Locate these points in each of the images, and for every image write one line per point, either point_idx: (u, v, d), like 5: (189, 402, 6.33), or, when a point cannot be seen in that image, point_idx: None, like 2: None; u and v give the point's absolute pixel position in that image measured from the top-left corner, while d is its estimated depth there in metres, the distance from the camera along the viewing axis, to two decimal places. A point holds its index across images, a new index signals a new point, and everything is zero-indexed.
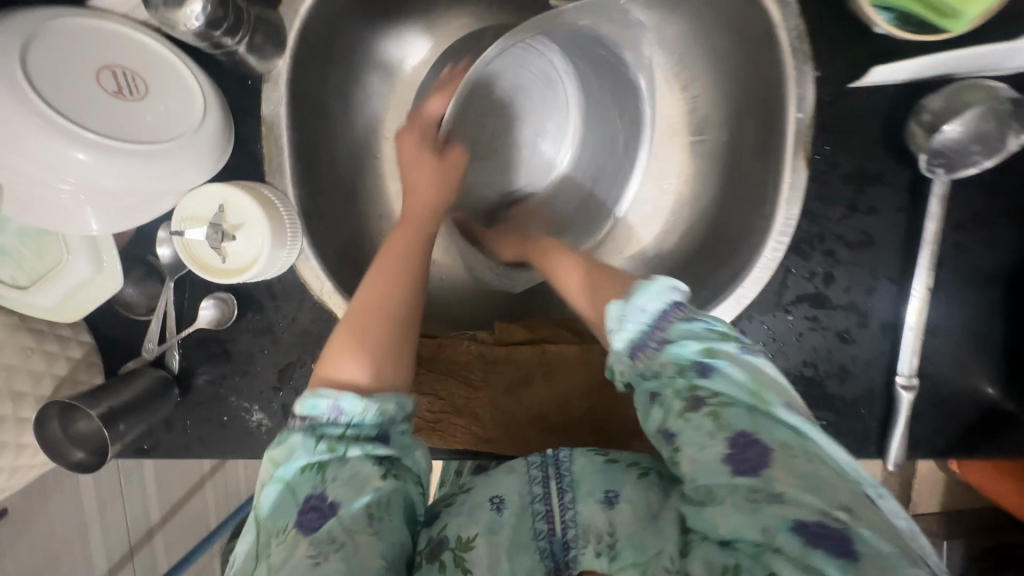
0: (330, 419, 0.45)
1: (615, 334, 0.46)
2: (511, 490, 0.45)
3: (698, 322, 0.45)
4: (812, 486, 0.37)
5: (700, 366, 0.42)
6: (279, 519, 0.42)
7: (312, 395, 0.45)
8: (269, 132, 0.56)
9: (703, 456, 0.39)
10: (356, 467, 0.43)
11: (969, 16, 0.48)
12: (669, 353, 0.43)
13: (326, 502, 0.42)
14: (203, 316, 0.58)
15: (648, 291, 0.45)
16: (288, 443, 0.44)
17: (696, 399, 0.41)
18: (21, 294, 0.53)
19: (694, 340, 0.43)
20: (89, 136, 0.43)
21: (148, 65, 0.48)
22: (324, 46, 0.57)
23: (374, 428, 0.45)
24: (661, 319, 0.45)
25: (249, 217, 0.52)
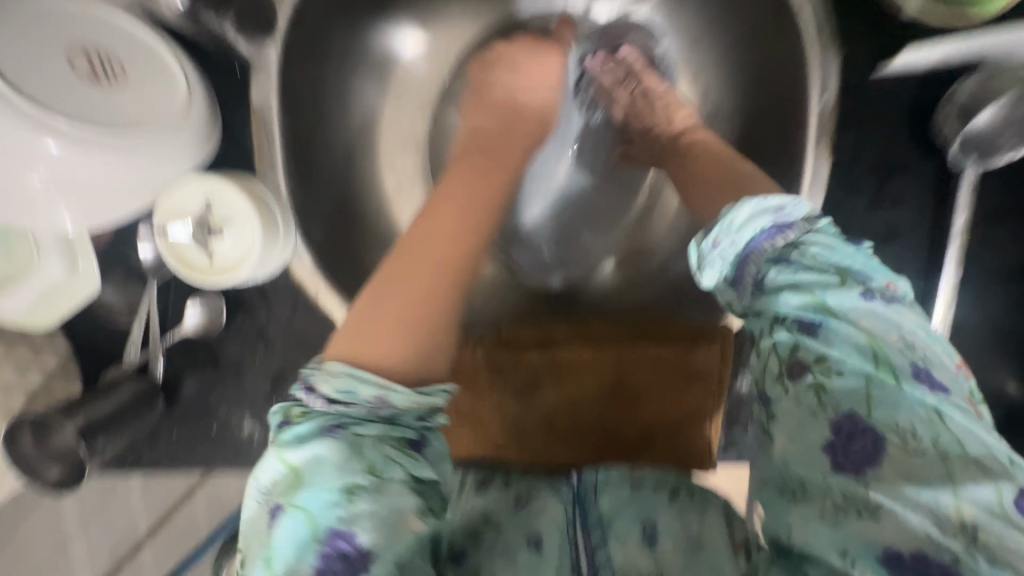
0: (367, 411, 0.35)
1: (700, 279, 0.41)
2: (547, 527, 0.44)
3: (803, 258, 0.36)
4: (923, 499, 0.30)
5: (806, 322, 0.35)
6: (289, 560, 0.31)
7: (348, 376, 0.35)
8: (257, 121, 0.52)
9: (799, 439, 0.33)
10: (398, 496, 0.33)
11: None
12: (763, 291, 0.37)
13: (356, 551, 0.32)
14: (189, 320, 0.55)
15: (726, 224, 0.39)
16: (314, 453, 0.33)
17: (796, 364, 0.34)
18: None
19: (798, 290, 0.35)
20: (59, 123, 0.39)
21: (129, 49, 0.44)
22: (314, 29, 0.53)
23: (413, 432, 0.36)
24: (751, 253, 0.39)
25: (238, 213, 0.49)
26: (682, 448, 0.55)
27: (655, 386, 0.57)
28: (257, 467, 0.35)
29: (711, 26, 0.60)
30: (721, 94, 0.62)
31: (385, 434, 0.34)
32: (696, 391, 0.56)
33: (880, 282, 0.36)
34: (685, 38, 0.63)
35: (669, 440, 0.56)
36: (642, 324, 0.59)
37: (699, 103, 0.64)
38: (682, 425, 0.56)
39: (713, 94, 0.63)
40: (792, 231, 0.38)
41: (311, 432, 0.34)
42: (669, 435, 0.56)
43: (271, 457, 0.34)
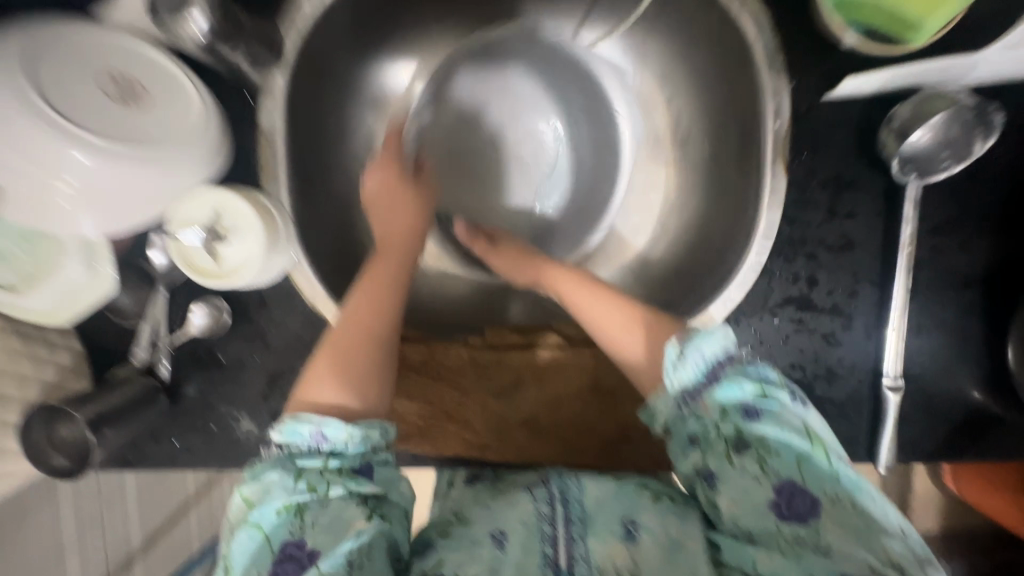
0: (310, 447, 0.44)
1: (668, 379, 0.45)
2: (512, 523, 0.46)
3: (752, 366, 0.45)
4: (860, 542, 0.38)
5: (748, 410, 0.43)
6: (253, 566, 0.40)
7: (291, 422, 0.44)
8: (264, 140, 0.57)
9: (744, 498, 0.41)
10: (338, 510, 0.41)
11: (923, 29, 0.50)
12: (716, 398, 0.43)
13: (304, 551, 0.40)
14: (194, 322, 0.58)
15: (709, 339, 0.45)
16: (262, 485, 0.42)
17: (740, 442, 0.42)
18: (8, 296, 0.48)
19: (747, 385, 0.43)
20: (87, 139, 0.44)
21: (149, 74, 0.50)
22: (318, 60, 0.59)
23: (356, 461, 0.44)
24: (716, 366, 0.45)
25: (244, 224, 0.53)
26: (652, 442, 0.60)
27: (630, 387, 0.60)
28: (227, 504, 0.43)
29: (681, 57, 0.65)
30: (691, 118, 0.67)
31: (325, 465, 0.43)
32: None
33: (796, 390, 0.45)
34: (658, 64, 0.67)
35: (639, 437, 0.60)
36: None
37: (671, 127, 0.69)
38: None
39: (684, 118, 0.68)
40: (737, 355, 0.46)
41: (264, 468, 0.43)
42: (645, 431, 0.60)
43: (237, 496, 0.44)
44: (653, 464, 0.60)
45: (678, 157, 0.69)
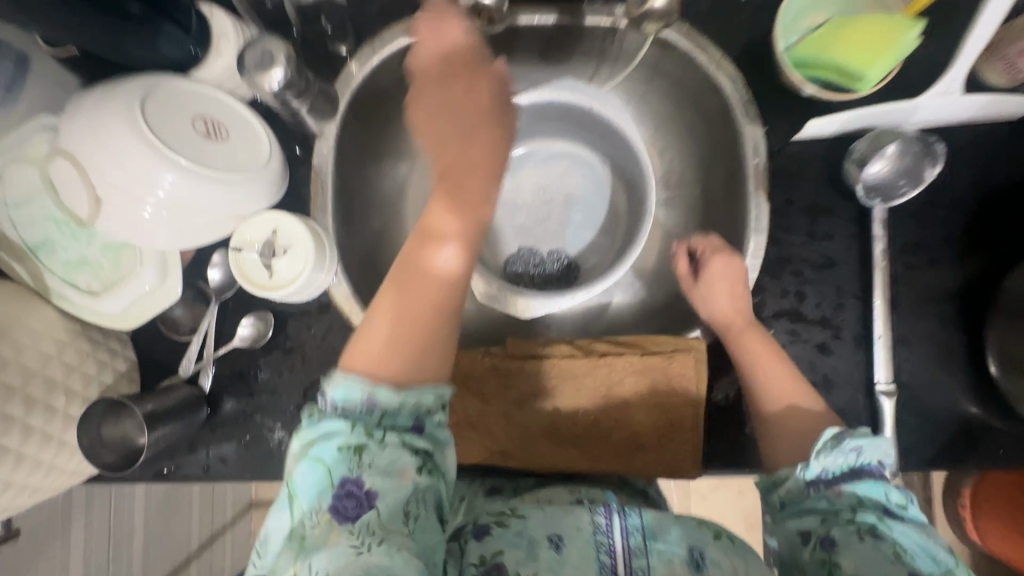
0: (364, 407, 0.46)
1: (815, 458, 0.50)
2: (568, 529, 0.50)
3: (899, 488, 0.49)
4: None
5: (887, 509, 0.47)
6: (313, 499, 0.43)
7: (346, 382, 0.46)
8: (316, 176, 0.66)
9: (870, 565, 0.44)
10: (394, 459, 0.44)
11: (868, 77, 0.61)
12: (855, 490, 0.48)
13: (361, 490, 0.43)
14: (241, 334, 0.64)
15: (870, 441, 0.50)
16: (325, 429, 0.45)
17: (873, 529, 0.46)
18: (91, 300, 0.56)
19: (890, 491, 0.48)
20: (182, 162, 0.52)
21: (230, 116, 0.59)
22: (364, 114, 0.70)
23: (407, 420, 0.47)
24: (864, 470, 0.49)
25: (296, 242, 0.60)
26: (666, 450, 0.63)
27: (642, 396, 0.64)
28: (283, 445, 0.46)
29: (671, 113, 0.75)
30: (683, 164, 0.77)
31: (382, 415, 0.46)
32: (676, 398, 0.63)
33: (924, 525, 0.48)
34: (651, 118, 0.77)
35: (654, 445, 0.63)
36: (624, 340, 0.67)
37: (665, 171, 0.79)
38: (670, 432, 0.63)
39: (676, 164, 0.78)
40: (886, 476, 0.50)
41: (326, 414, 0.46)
42: (659, 440, 0.63)
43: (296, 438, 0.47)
44: (667, 471, 0.63)
45: (672, 197, 0.79)
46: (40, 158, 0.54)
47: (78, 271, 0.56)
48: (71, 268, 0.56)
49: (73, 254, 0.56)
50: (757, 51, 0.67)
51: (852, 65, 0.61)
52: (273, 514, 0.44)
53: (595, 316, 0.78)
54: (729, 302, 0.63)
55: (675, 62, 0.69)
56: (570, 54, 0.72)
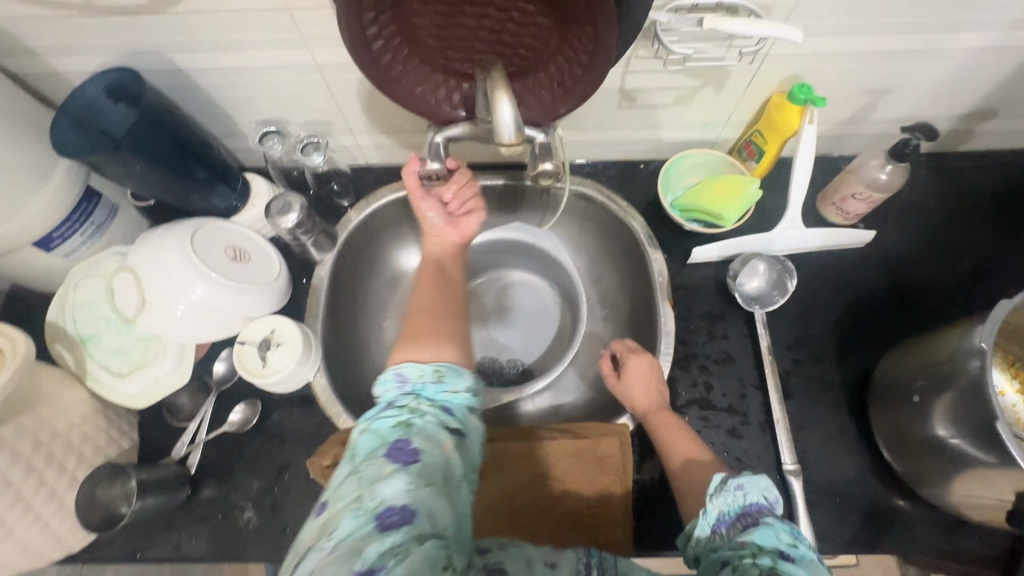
0: (399, 391, 0.56)
1: (709, 502, 0.55)
2: (563, 559, 0.49)
3: (787, 526, 0.51)
4: None
5: (784, 552, 0.48)
6: (369, 454, 0.48)
7: (386, 373, 0.58)
8: (314, 291, 0.84)
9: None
10: (434, 427, 0.51)
11: (727, 216, 0.81)
12: (752, 535, 0.50)
13: (411, 446, 0.48)
14: (231, 420, 0.76)
15: (750, 479, 0.55)
16: (377, 411, 0.53)
17: (773, 571, 0.46)
18: (118, 381, 0.69)
19: (780, 533, 0.50)
20: (213, 276, 0.70)
21: (254, 245, 0.79)
22: (357, 248, 0.91)
23: (442, 403, 0.55)
24: (753, 509, 0.53)
25: (289, 339, 0.75)
26: (597, 529, 0.69)
27: (574, 476, 0.72)
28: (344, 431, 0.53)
29: (599, 247, 0.95)
30: (613, 285, 0.94)
31: (418, 397, 0.54)
32: (605, 478, 0.71)
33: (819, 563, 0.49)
34: (587, 250, 0.96)
35: (587, 523, 0.69)
36: (561, 427, 0.76)
37: (600, 293, 0.95)
38: (599, 510, 0.70)
39: (608, 286, 0.95)
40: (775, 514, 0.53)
41: (377, 407, 0.54)
42: (590, 518, 0.69)
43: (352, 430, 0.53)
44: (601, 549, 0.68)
45: (607, 313, 0.94)
46: (108, 273, 0.72)
47: (113, 358, 0.70)
48: (108, 354, 0.70)
49: (112, 344, 0.71)
50: (654, 201, 0.90)
51: (715, 207, 0.81)
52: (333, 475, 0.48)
53: (544, 414, 0.88)
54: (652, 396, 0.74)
55: (593, 214, 0.92)
56: (518, 207, 0.95)
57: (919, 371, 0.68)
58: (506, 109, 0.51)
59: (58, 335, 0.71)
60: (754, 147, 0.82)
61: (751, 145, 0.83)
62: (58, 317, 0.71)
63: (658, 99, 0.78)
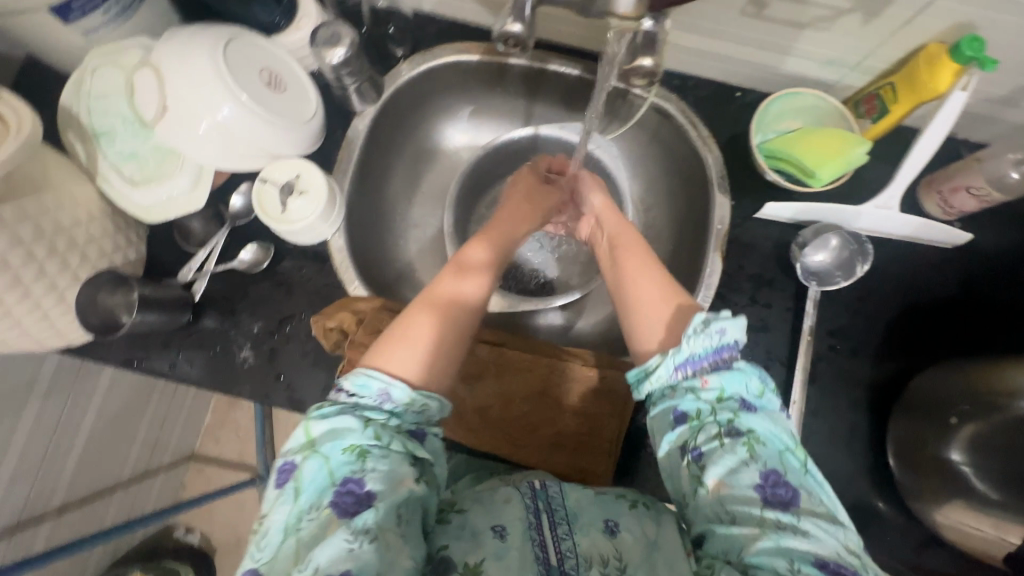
0: (375, 403, 0.51)
1: (683, 343, 0.48)
2: (511, 520, 0.53)
3: (751, 370, 0.48)
4: (831, 527, 0.41)
5: (746, 404, 0.47)
6: (314, 497, 0.46)
7: (363, 375, 0.52)
8: (347, 144, 0.77)
9: (732, 477, 0.43)
10: (394, 463, 0.48)
11: (819, 175, 0.69)
12: (719, 381, 0.47)
13: (362, 489, 0.46)
14: (241, 258, 0.72)
15: (733, 322, 0.49)
16: (331, 426, 0.49)
17: (735, 429, 0.45)
18: (129, 188, 0.64)
19: (749, 380, 0.48)
20: (243, 97, 0.63)
21: (291, 75, 0.70)
22: (401, 109, 0.83)
23: (413, 426, 0.52)
24: (726, 351, 0.49)
25: (313, 189, 0.70)
26: (580, 455, 0.68)
27: (573, 401, 0.70)
28: (290, 437, 0.50)
29: (661, 174, 0.86)
30: (662, 220, 0.87)
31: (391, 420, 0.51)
32: (601, 410, 0.69)
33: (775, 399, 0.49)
34: (646, 175, 0.88)
35: (573, 447, 0.69)
36: (574, 350, 0.73)
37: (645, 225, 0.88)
38: (589, 438, 0.69)
39: (657, 219, 0.88)
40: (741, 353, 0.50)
41: (336, 412, 0.51)
42: (577, 443, 0.69)
43: (299, 431, 0.50)
44: (579, 475, 0.68)
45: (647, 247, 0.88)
46: (129, 66, 0.65)
47: (126, 162, 0.65)
48: (121, 157, 0.65)
49: (128, 147, 0.65)
50: (739, 137, 0.79)
51: (807, 161, 0.70)
52: (275, 500, 0.47)
53: (554, 332, 0.85)
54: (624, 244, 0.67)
55: (668, 134, 0.82)
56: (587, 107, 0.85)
57: (967, 392, 0.64)
58: None
59: (70, 122, 0.65)
60: (877, 103, 0.70)
61: (875, 98, 0.70)
62: (72, 103, 0.65)
63: (792, 13, 0.64)
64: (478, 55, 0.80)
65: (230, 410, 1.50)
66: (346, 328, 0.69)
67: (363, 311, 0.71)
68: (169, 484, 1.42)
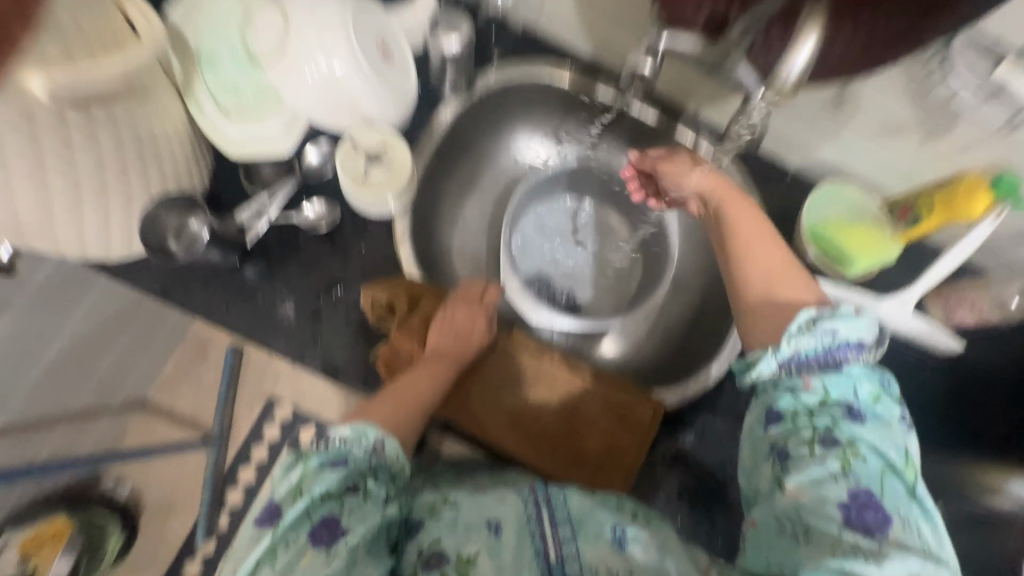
0: (364, 454, 0.53)
1: (785, 341, 0.49)
2: (508, 515, 0.55)
3: (869, 374, 0.49)
4: (914, 560, 0.41)
5: (851, 413, 0.47)
6: (290, 529, 0.47)
7: (358, 427, 0.54)
8: (430, 129, 0.79)
9: (814, 485, 0.45)
10: (372, 506, 0.50)
11: (850, 265, 0.79)
12: (823, 383, 0.48)
13: (337, 528, 0.47)
14: (304, 213, 0.71)
15: (849, 321, 0.49)
16: (320, 474, 0.50)
17: (832, 439, 0.46)
18: (220, 116, 0.64)
19: (861, 388, 0.48)
20: (361, 59, 0.63)
21: (399, 52, 0.72)
22: (483, 109, 0.85)
23: (392, 475, 0.54)
24: (840, 352, 0.49)
25: (398, 164, 0.71)
26: (599, 476, 0.71)
27: (598, 423, 0.72)
28: (276, 474, 0.51)
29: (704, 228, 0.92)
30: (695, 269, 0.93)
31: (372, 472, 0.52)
32: (623, 436, 0.72)
33: (892, 409, 0.48)
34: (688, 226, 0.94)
35: (593, 467, 0.71)
36: (602, 372, 0.76)
37: None
38: (608, 460, 0.71)
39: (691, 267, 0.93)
40: (863, 350, 0.49)
41: (326, 456, 0.51)
42: (596, 463, 0.71)
43: (290, 469, 0.51)
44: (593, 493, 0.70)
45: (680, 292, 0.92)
46: None
47: (224, 91, 0.64)
48: (219, 85, 0.63)
49: (229, 78, 0.63)
50: (784, 213, 0.86)
51: (846, 249, 0.78)
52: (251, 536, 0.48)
53: (579, 352, 0.88)
54: (742, 203, 0.62)
55: None
56: (651, 151, 0.91)
57: None
58: (803, 49, 0.46)
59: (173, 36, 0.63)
60: (911, 213, 0.77)
61: (911, 209, 0.77)
62: (179, 18, 0.63)
63: (865, 118, 0.72)
64: (569, 78, 0.84)
65: (195, 362, 1.42)
66: (395, 307, 0.69)
67: (417, 292, 0.72)
68: (113, 427, 1.32)
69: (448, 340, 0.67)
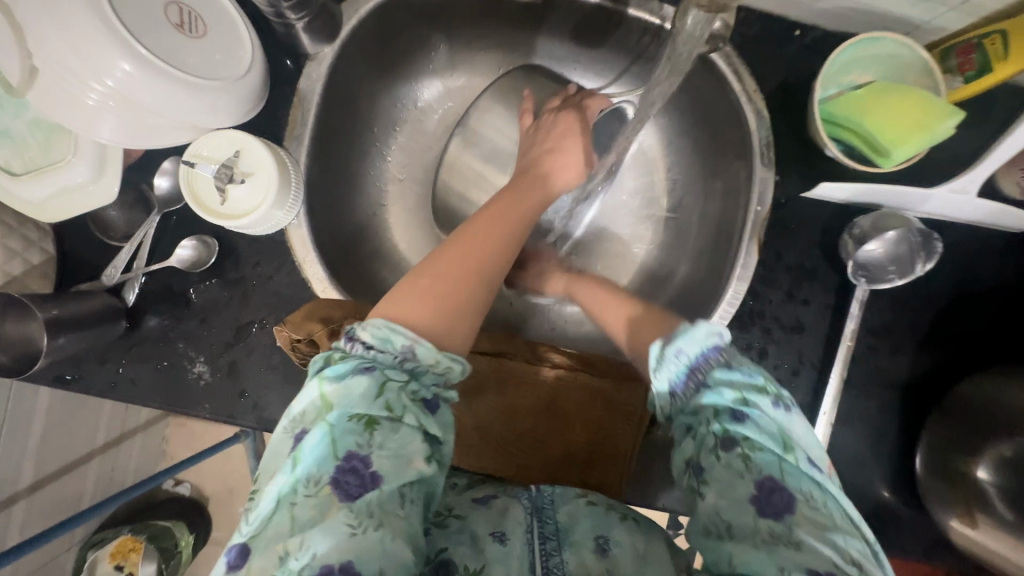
0: (396, 361, 0.44)
1: (653, 376, 0.46)
2: (513, 525, 0.48)
3: (739, 368, 0.44)
4: (832, 540, 0.37)
5: (735, 413, 0.42)
6: (313, 467, 0.39)
7: (386, 328, 0.44)
8: (299, 103, 0.61)
9: (726, 489, 0.40)
10: (399, 439, 0.41)
11: (895, 156, 0.57)
12: (703, 397, 0.44)
13: (368, 470, 0.40)
14: (179, 255, 0.59)
15: (686, 336, 0.45)
16: (347, 387, 0.42)
17: (727, 439, 0.41)
18: (7, 179, 0.52)
19: (730, 384, 0.43)
20: (143, 53, 0.44)
21: (211, 13, 0.52)
22: (369, 49, 0.65)
23: (428, 394, 0.44)
24: (701, 363, 0.45)
25: (259, 168, 0.55)
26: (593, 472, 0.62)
27: (582, 414, 0.63)
28: (295, 397, 0.43)
29: (689, 132, 0.71)
30: (686, 189, 0.74)
31: (408, 384, 0.43)
32: (613, 423, 0.62)
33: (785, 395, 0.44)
34: (667, 135, 0.74)
35: (585, 465, 0.62)
36: (579, 354, 0.66)
37: (670, 189, 0.75)
38: (600, 454, 0.62)
39: (680, 185, 0.74)
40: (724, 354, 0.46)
41: (352, 369, 0.43)
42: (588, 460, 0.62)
43: (310, 388, 0.43)
44: None
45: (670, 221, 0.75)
46: None
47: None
48: None
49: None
50: (790, 93, 0.64)
51: (880, 139, 0.57)
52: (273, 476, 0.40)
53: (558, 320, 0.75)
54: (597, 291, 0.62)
55: (701, 85, 0.66)
56: (601, 45, 0.68)
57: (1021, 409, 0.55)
58: None
59: None
60: (974, 55, 0.56)
61: (974, 50, 0.56)
62: None
63: None
64: None
65: None
66: (315, 341, 0.57)
67: (336, 319, 0.58)
68: (150, 442, 1.37)
69: (497, 207, 0.57)
